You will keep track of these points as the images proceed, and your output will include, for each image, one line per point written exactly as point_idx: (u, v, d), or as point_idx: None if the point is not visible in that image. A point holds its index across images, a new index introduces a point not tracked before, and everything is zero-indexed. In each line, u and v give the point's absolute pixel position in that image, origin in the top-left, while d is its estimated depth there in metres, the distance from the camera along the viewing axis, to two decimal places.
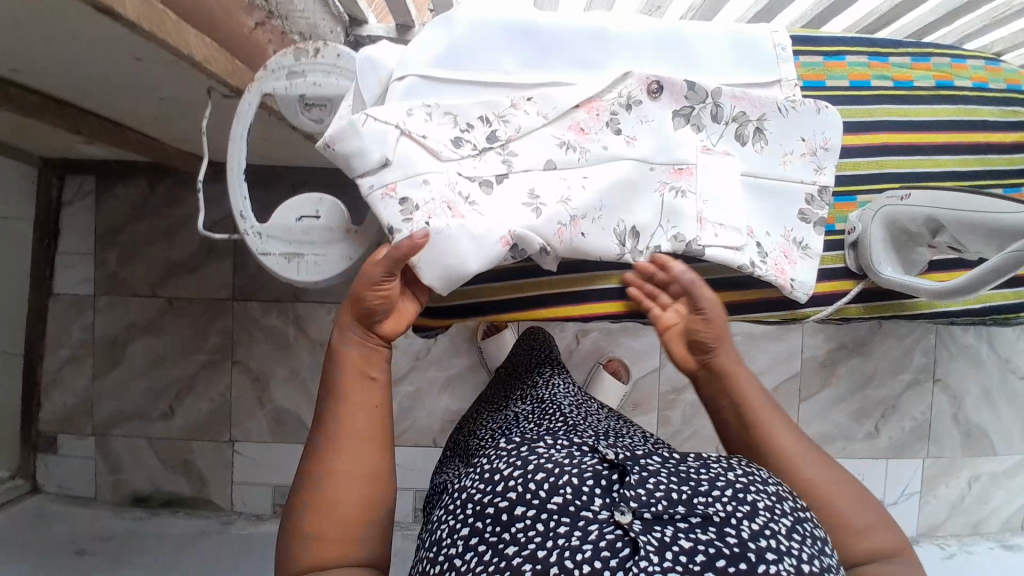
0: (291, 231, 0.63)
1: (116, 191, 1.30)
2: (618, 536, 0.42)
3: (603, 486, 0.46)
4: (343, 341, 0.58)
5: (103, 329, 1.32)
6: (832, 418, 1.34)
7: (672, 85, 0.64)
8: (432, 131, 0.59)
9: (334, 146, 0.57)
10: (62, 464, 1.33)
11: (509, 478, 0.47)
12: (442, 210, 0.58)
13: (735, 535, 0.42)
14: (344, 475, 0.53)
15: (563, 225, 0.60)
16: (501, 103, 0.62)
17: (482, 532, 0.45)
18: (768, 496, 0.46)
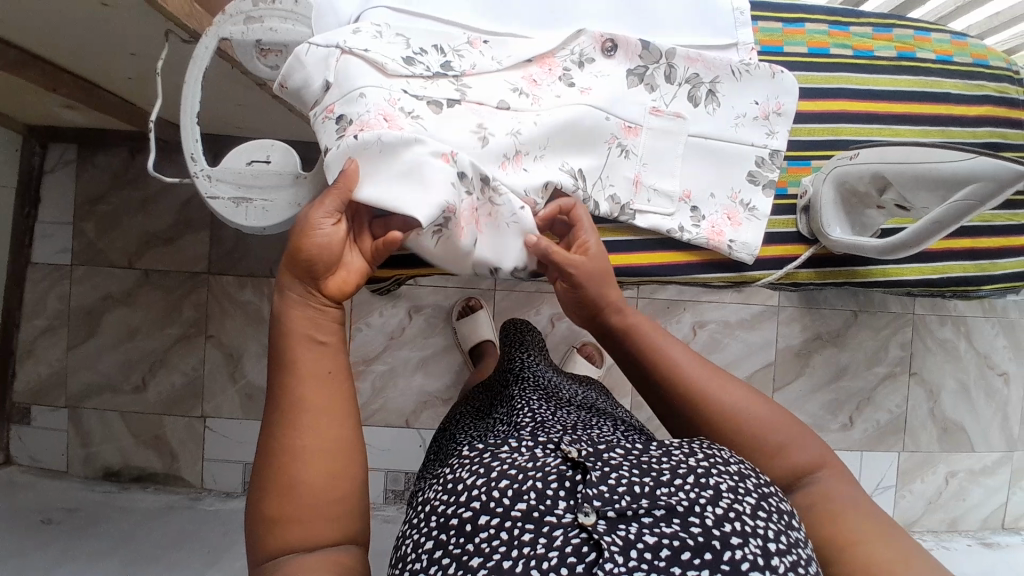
0: (241, 176, 0.63)
1: (97, 162, 1.31)
2: (584, 540, 0.36)
3: (567, 488, 0.39)
4: (287, 300, 0.49)
5: (79, 299, 1.32)
6: (807, 408, 1.33)
7: (627, 44, 0.64)
8: (377, 46, 0.56)
9: (286, 84, 0.58)
10: (33, 435, 1.32)
11: (471, 485, 0.40)
12: (379, 121, 0.53)
13: (699, 523, 0.37)
14: (301, 458, 0.44)
15: (507, 158, 0.59)
16: (457, 37, 0.60)
17: (446, 544, 0.39)
18: (731, 476, 0.41)
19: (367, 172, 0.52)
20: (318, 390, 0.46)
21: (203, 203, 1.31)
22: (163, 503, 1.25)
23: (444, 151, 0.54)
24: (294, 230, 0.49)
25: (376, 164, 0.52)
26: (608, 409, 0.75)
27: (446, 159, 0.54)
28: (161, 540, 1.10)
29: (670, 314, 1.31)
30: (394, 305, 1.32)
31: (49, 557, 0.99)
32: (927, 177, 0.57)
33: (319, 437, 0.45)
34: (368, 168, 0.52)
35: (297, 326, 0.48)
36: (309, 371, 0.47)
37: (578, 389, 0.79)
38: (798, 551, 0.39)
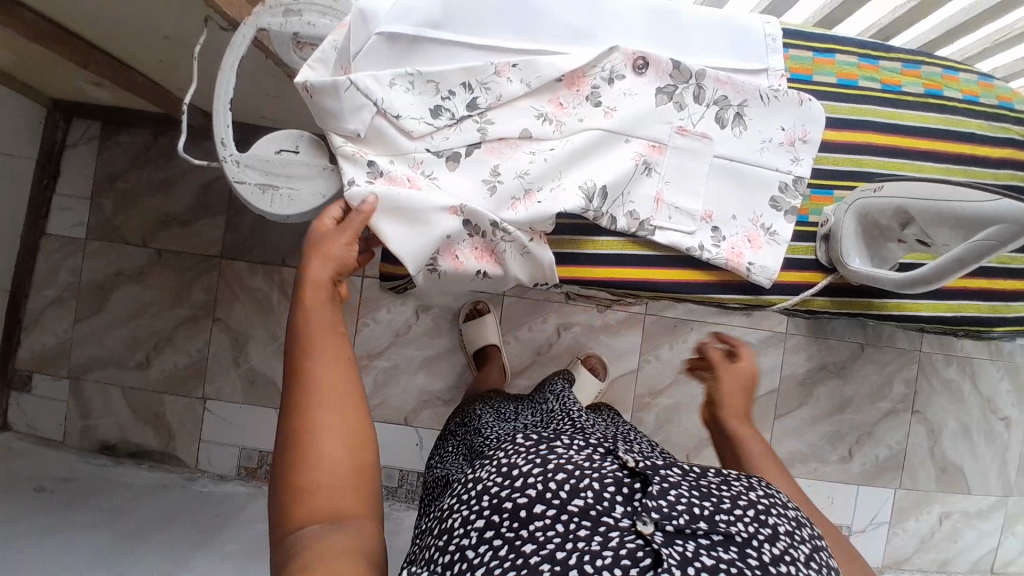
0: (269, 163, 0.64)
1: (120, 139, 1.32)
2: (640, 545, 0.42)
3: (625, 494, 0.46)
4: (313, 293, 0.53)
5: (91, 273, 1.33)
6: (806, 437, 1.33)
7: (657, 63, 0.65)
8: (412, 101, 0.62)
9: (313, 95, 0.59)
10: (34, 404, 1.32)
11: (528, 475, 0.47)
12: (403, 180, 0.61)
13: (756, 557, 0.43)
14: (329, 428, 0.46)
15: (517, 199, 0.62)
16: (485, 70, 0.62)
17: (499, 526, 0.45)
18: (789, 521, 0.48)
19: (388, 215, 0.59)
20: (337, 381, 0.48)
21: (222, 189, 1.32)
22: (157, 481, 1.25)
23: (452, 205, 0.60)
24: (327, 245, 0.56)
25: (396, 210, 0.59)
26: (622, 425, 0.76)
27: (452, 215, 0.60)
28: (153, 518, 1.10)
29: (677, 333, 1.31)
30: (402, 303, 1.32)
31: (39, 525, 0.99)
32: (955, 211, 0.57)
33: (346, 413, 0.47)
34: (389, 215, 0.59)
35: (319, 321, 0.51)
36: (330, 348, 0.50)
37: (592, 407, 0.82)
38: None
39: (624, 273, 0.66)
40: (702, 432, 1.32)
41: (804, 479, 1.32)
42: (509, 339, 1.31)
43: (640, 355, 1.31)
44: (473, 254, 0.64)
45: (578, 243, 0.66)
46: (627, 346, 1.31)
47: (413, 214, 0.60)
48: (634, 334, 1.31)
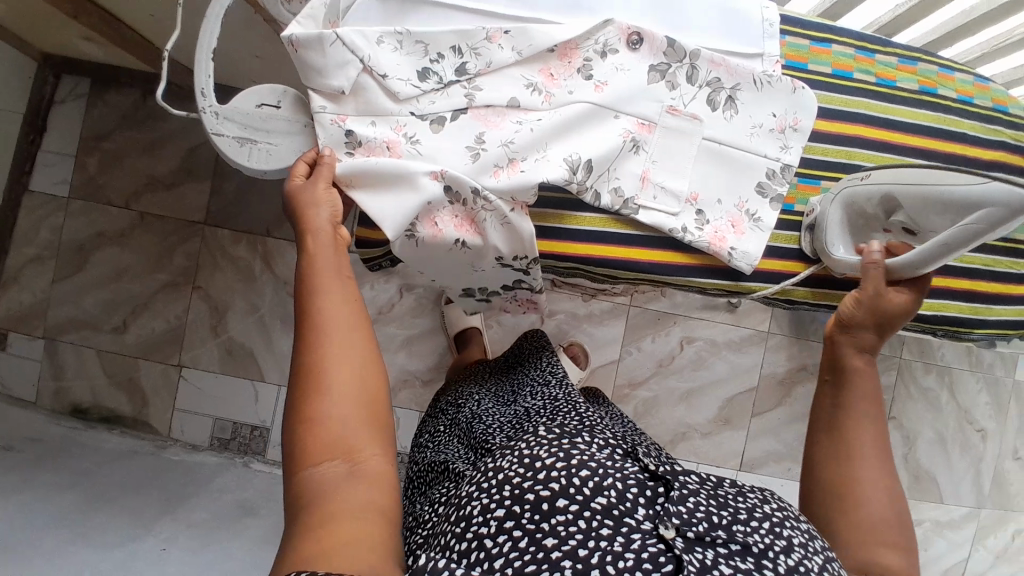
0: (247, 117, 0.62)
1: (108, 98, 1.30)
2: (662, 550, 0.48)
3: (648, 497, 0.53)
4: (315, 241, 0.57)
5: (71, 233, 1.31)
6: (783, 437, 1.33)
7: (652, 39, 0.64)
8: (400, 62, 0.61)
9: (299, 49, 0.58)
10: (7, 362, 1.30)
11: (551, 468, 0.53)
12: (382, 148, 0.60)
13: (771, 567, 0.50)
14: (335, 374, 0.51)
15: (500, 167, 0.61)
16: (477, 35, 0.62)
17: (519, 516, 0.50)
18: (801, 534, 0.54)
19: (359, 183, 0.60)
20: (346, 334, 0.54)
21: (209, 154, 1.30)
22: (128, 446, 1.23)
23: (433, 170, 0.59)
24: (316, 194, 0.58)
25: (367, 176, 0.60)
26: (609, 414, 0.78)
27: (434, 178, 0.59)
28: (121, 482, 1.09)
29: (660, 325, 1.31)
30: (386, 280, 1.31)
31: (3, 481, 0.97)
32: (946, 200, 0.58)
33: (351, 364, 0.53)
34: (362, 181, 0.60)
35: (323, 265, 0.56)
36: (336, 294, 0.55)
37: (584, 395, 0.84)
38: None
39: (599, 250, 0.65)
40: (679, 426, 1.31)
41: (778, 478, 1.32)
42: (492, 322, 1.30)
43: (622, 346, 1.31)
44: (453, 222, 0.63)
45: (562, 218, 0.65)
46: (610, 336, 1.31)
47: (393, 182, 0.60)
48: (616, 325, 1.30)
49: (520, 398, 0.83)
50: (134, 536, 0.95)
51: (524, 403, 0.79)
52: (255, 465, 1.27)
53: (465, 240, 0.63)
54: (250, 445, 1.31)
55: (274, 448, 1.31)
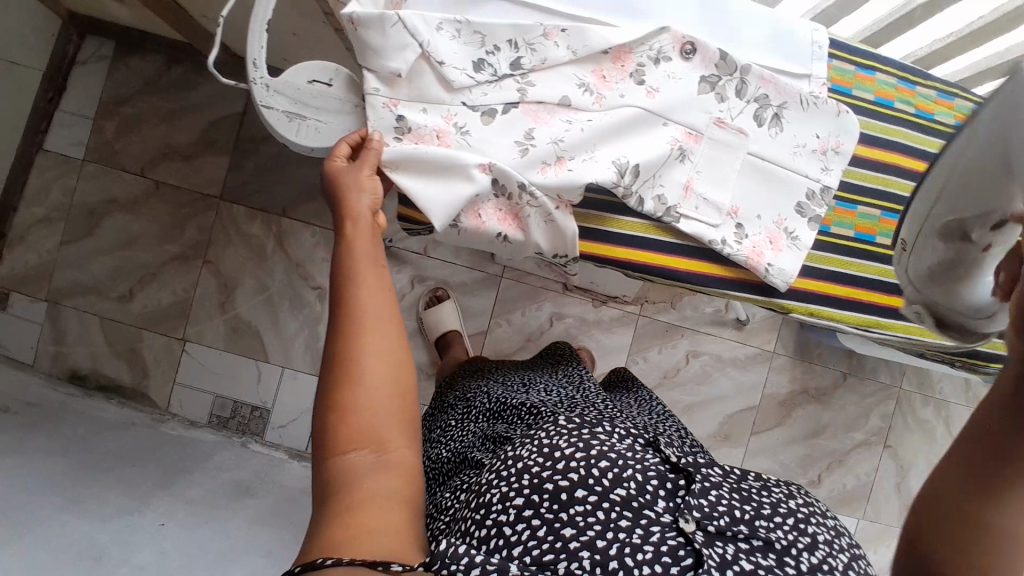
0: (299, 92, 0.62)
1: (132, 63, 1.28)
2: (681, 544, 0.51)
3: (669, 489, 0.55)
4: (355, 228, 0.57)
5: (84, 196, 1.29)
6: (780, 458, 1.33)
7: (705, 50, 0.64)
8: (457, 52, 0.61)
9: (359, 28, 0.57)
10: (7, 322, 1.28)
11: (571, 459, 0.55)
12: (432, 136, 0.61)
13: (793, 565, 0.53)
14: (370, 360, 0.51)
15: (548, 165, 0.61)
16: (534, 31, 0.61)
17: (539, 505, 0.52)
18: (828, 530, 0.58)
19: (405, 167, 0.60)
20: (382, 315, 0.54)
21: (231, 129, 1.29)
22: (125, 417, 1.21)
23: (481, 163, 0.59)
24: (353, 184, 0.58)
25: (414, 162, 0.59)
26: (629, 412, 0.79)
27: (483, 170, 0.59)
28: (117, 453, 1.07)
29: (668, 337, 1.31)
30: (398, 269, 1.30)
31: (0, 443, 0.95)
32: (1001, 114, 0.54)
33: (385, 352, 0.52)
34: (408, 167, 0.60)
35: (363, 255, 0.56)
36: (373, 277, 0.55)
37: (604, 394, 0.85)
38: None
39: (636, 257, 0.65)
40: None
41: None
42: (501, 321, 1.31)
43: (628, 354, 1.31)
44: (496, 216, 0.63)
45: (604, 221, 0.65)
46: (617, 344, 1.31)
47: (440, 169, 0.60)
48: (624, 333, 1.31)
49: (532, 389, 0.84)
50: (132, 508, 0.94)
51: (539, 394, 0.81)
52: (252, 445, 1.26)
53: (506, 234, 0.63)
54: (249, 425, 1.30)
55: (272, 430, 1.30)
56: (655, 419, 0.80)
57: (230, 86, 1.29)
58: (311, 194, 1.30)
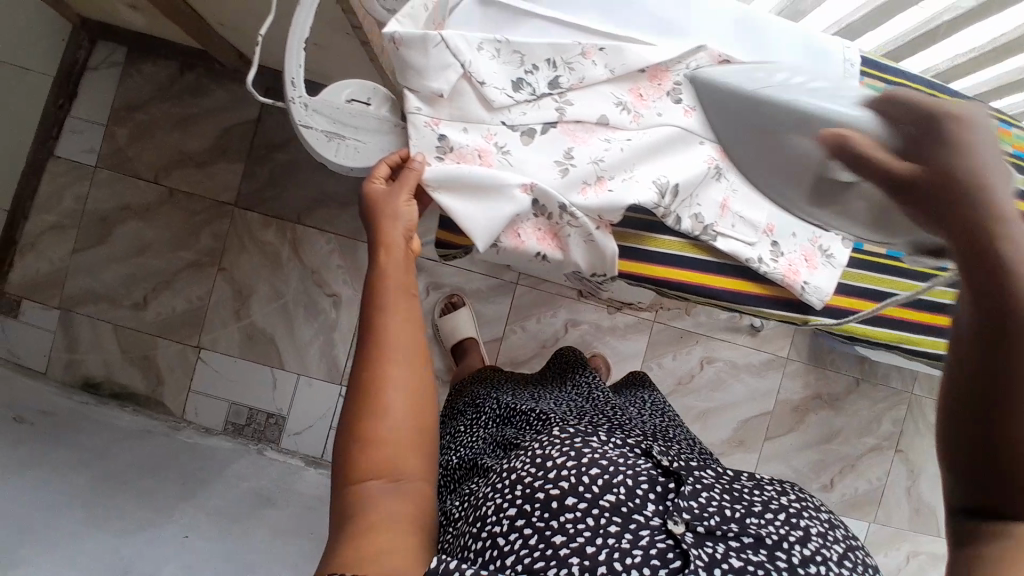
0: (338, 111, 0.62)
1: (145, 69, 1.27)
2: (669, 547, 0.51)
3: (657, 493, 0.55)
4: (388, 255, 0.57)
5: (96, 203, 1.28)
6: (793, 463, 1.34)
7: (742, 68, 0.64)
8: (497, 71, 0.61)
9: (402, 47, 0.58)
10: (19, 330, 1.27)
11: (561, 468, 0.54)
12: (474, 155, 0.60)
13: (786, 559, 0.52)
14: (395, 387, 0.52)
15: (588, 184, 0.62)
16: (572, 50, 0.61)
17: (530, 515, 0.52)
18: (820, 523, 0.57)
19: (446, 186, 0.60)
20: (405, 344, 0.54)
21: (244, 135, 1.28)
22: (140, 426, 1.21)
23: (523, 182, 0.59)
24: (391, 210, 0.58)
25: (456, 182, 0.59)
26: (643, 419, 0.81)
27: (524, 190, 0.59)
28: (136, 463, 1.07)
29: (682, 343, 1.32)
30: None
31: (20, 457, 0.95)
32: None
33: (406, 379, 0.52)
34: (450, 187, 0.60)
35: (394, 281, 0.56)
36: (396, 304, 0.55)
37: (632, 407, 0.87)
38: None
39: (675, 275, 0.66)
40: None
41: None
42: (516, 327, 1.31)
43: (643, 360, 1.32)
44: (536, 235, 0.63)
45: (640, 239, 0.65)
46: (632, 350, 1.32)
47: (482, 189, 0.60)
48: (638, 339, 1.31)
49: (541, 399, 0.85)
50: (154, 523, 0.95)
51: (548, 403, 0.82)
52: (269, 453, 1.26)
53: (545, 252, 0.63)
54: (264, 432, 1.30)
55: (288, 437, 1.30)
56: (661, 425, 0.82)
57: (243, 93, 1.28)
58: (325, 202, 1.30)
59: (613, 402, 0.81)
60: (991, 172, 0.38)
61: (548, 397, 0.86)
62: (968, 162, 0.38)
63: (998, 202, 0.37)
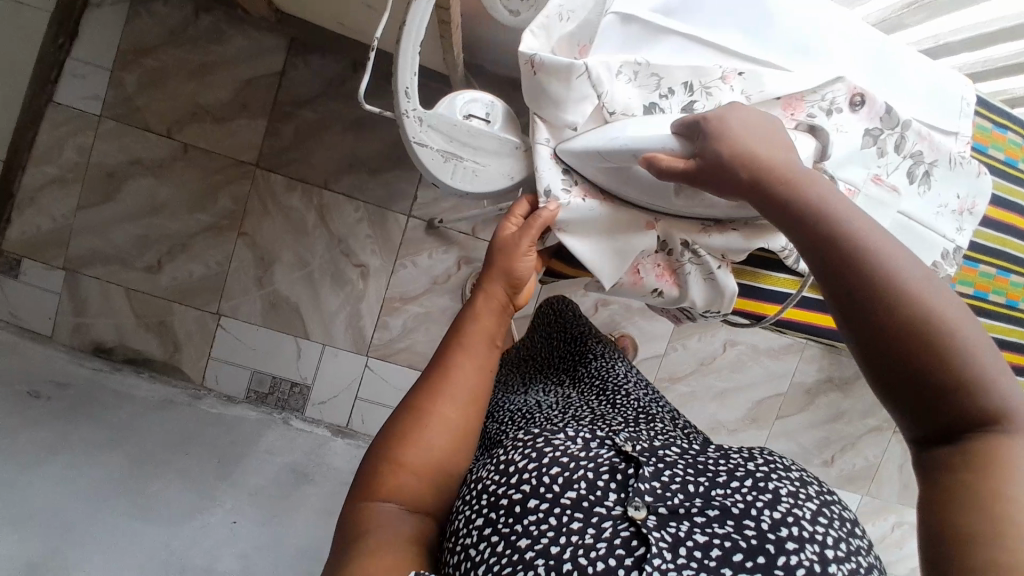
0: (455, 129, 0.58)
1: (154, 7, 1.14)
2: (632, 533, 0.43)
3: (618, 481, 0.47)
4: (485, 303, 0.59)
5: (102, 156, 1.19)
6: (799, 440, 1.42)
7: (874, 103, 0.61)
8: (635, 98, 0.57)
9: (540, 72, 0.53)
10: (20, 289, 1.21)
11: (524, 470, 0.48)
12: (598, 192, 0.58)
13: (753, 527, 0.44)
14: (439, 421, 0.53)
15: (707, 226, 0.59)
16: (713, 73, 0.57)
17: (495, 522, 0.46)
18: (791, 483, 0.48)
19: (573, 227, 0.57)
20: (459, 385, 0.55)
21: (266, 89, 1.18)
22: (160, 396, 1.15)
23: (648, 220, 0.59)
24: (507, 255, 0.59)
25: (585, 224, 0.57)
26: (659, 406, 0.77)
27: (652, 229, 0.59)
28: (168, 439, 1.02)
29: (709, 327, 1.34)
30: (445, 250, 1.27)
31: (42, 440, 0.89)
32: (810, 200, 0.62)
33: (452, 416, 0.54)
34: (578, 228, 0.57)
35: (482, 328, 0.58)
36: (466, 353, 0.57)
37: (637, 374, 0.86)
38: (858, 557, 0.44)
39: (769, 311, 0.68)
40: (709, 420, 1.38)
41: None
42: None
43: (668, 341, 1.33)
44: (654, 271, 0.62)
45: (757, 276, 0.66)
46: (659, 330, 1.33)
47: (607, 229, 0.58)
48: (667, 320, 1.32)
49: (529, 390, 0.80)
50: (200, 510, 0.93)
51: (533, 398, 0.75)
52: (295, 423, 1.24)
53: (663, 288, 0.63)
54: (289, 401, 1.28)
55: (313, 406, 1.29)
56: (648, 398, 0.77)
57: (266, 41, 1.17)
58: (354, 166, 1.22)
59: (603, 392, 0.75)
60: (786, 161, 0.48)
61: (536, 386, 0.82)
62: (785, 161, 0.47)
63: (808, 195, 0.45)
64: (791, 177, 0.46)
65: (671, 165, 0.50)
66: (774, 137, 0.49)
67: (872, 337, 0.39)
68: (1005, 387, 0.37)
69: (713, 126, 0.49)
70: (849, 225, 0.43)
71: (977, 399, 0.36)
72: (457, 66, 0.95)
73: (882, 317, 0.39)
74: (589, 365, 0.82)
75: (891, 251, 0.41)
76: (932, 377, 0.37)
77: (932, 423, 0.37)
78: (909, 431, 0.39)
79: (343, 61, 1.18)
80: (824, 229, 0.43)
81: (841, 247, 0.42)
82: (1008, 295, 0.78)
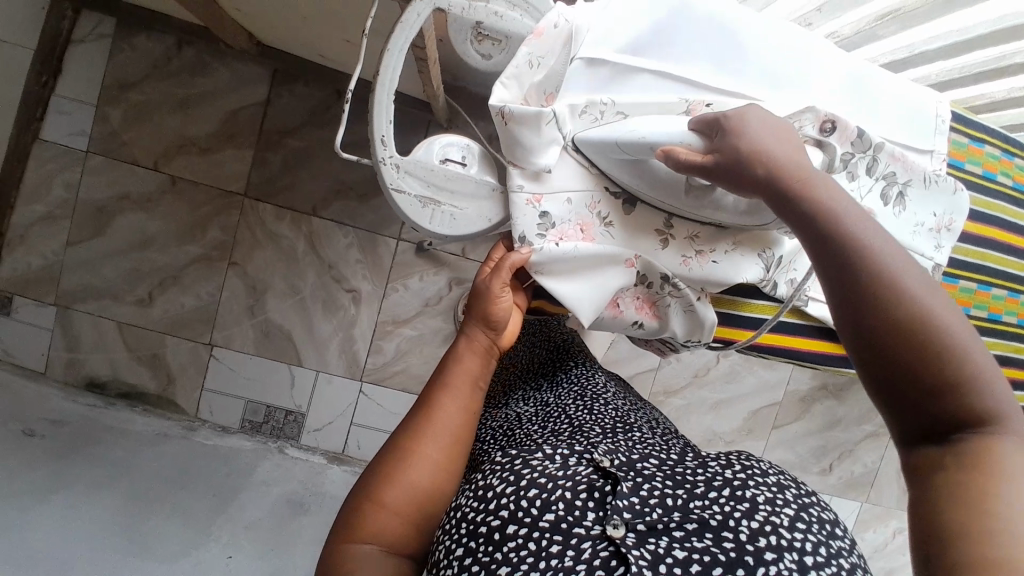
0: (433, 174, 0.59)
1: (137, 43, 1.15)
2: (611, 553, 0.42)
3: (597, 498, 0.45)
4: (467, 347, 0.59)
5: (90, 192, 1.19)
6: (796, 448, 1.43)
7: (845, 129, 0.59)
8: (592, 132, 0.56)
9: (513, 122, 0.54)
10: (13, 328, 1.21)
11: (502, 495, 0.46)
12: (575, 231, 0.58)
13: (731, 539, 0.42)
14: (423, 460, 0.52)
15: (688, 257, 0.60)
16: (676, 108, 0.57)
17: (475, 552, 0.44)
18: (768, 489, 0.46)
19: (548, 270, 0.57)
20: (442, 422, 0.54)
21: (252, 119, 1.19)
22: (156, 428, 1.16)
23: (629, 257, 0.59)
24: (485, 299, 0.60)
25: (563, 265, 0.57)
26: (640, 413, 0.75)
27: (630, 266, 0.59)
28: (164, 474, 1.01)
29: None
30: (436, 272, 1.27)
31: (35, 479, 0.89)
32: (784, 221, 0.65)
33: (435, 454, 0.52)
34: (555, 269, 0.57)
35: (466, 369, 0.58)
36: (450, 391, 0.56)
37: (613, 379, 0.85)
38: (836, 561, 0.42)
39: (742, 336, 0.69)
40: (706, 431, 1.38)
41: None
42: None
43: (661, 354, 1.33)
44: (634, 305, 0.63)
45: (735, 304, 0.68)
46: None
47: (585, 267, 0.58)
48: None
49: (511, 400, 0.77)
50: (195, 544, 0.92)
51: (513, 410, 0.72)
52: (291, 451, 1.25)
53: (642, 320, 0.64)
54: (284, 429, 1.29)
55: (308, 433, 1.29)
56: (630, 408, 0.73)
57: (250, 73, 1.17)
58: (341, 193, 1.22)
59: (581, 395, 0.71)
60: (801, 159, 0.45)
61: (516, 396, 0.78)
62: (797, 159, 0.45)
63: (819, 195, 0.43)
64: (802, 173, 0.44)
65: (690, 158, 0.49)
66: (787, 139, 0.47)
67: (878, 347, 0.36)
68: (998, 396, 0.35)
69: (732, 124, 0.48)
70: (856, 232, 0.40)
71: (974, 403, 0.34)
72: (438, 95, 0.95)
73: (877, 322, 0.37)
74: (570, 369, 0.79)
75: (896, 257, 0.38)
76: (927, 378, 0.35)
77: (930, 427, 0.35)
78: (895, 429, 0.37)
79: (327, 89, 1.18)
80: (833, 231, 0.41)
81: (851, 253, 0.39)
82: (990, 308, 0.79)
